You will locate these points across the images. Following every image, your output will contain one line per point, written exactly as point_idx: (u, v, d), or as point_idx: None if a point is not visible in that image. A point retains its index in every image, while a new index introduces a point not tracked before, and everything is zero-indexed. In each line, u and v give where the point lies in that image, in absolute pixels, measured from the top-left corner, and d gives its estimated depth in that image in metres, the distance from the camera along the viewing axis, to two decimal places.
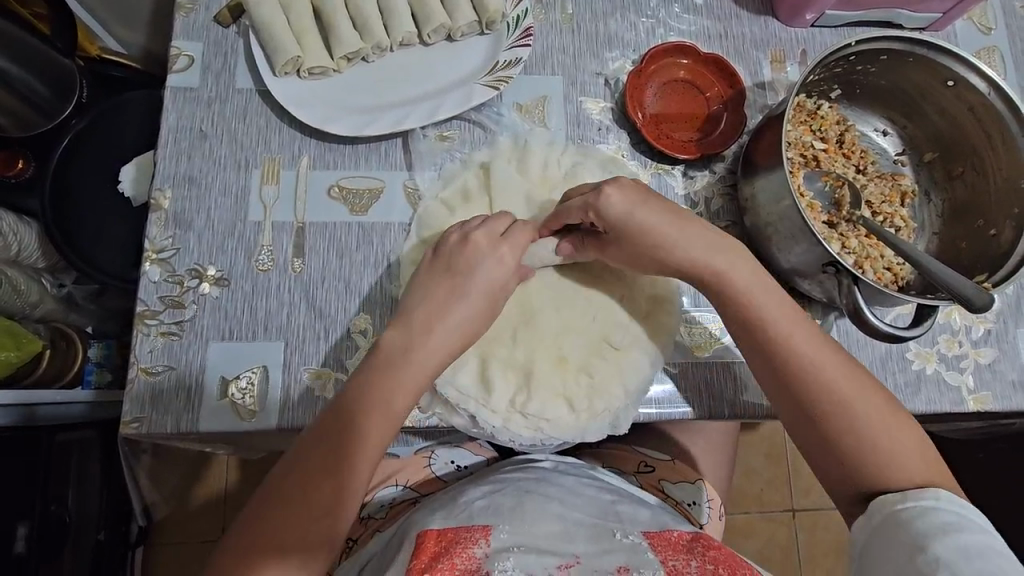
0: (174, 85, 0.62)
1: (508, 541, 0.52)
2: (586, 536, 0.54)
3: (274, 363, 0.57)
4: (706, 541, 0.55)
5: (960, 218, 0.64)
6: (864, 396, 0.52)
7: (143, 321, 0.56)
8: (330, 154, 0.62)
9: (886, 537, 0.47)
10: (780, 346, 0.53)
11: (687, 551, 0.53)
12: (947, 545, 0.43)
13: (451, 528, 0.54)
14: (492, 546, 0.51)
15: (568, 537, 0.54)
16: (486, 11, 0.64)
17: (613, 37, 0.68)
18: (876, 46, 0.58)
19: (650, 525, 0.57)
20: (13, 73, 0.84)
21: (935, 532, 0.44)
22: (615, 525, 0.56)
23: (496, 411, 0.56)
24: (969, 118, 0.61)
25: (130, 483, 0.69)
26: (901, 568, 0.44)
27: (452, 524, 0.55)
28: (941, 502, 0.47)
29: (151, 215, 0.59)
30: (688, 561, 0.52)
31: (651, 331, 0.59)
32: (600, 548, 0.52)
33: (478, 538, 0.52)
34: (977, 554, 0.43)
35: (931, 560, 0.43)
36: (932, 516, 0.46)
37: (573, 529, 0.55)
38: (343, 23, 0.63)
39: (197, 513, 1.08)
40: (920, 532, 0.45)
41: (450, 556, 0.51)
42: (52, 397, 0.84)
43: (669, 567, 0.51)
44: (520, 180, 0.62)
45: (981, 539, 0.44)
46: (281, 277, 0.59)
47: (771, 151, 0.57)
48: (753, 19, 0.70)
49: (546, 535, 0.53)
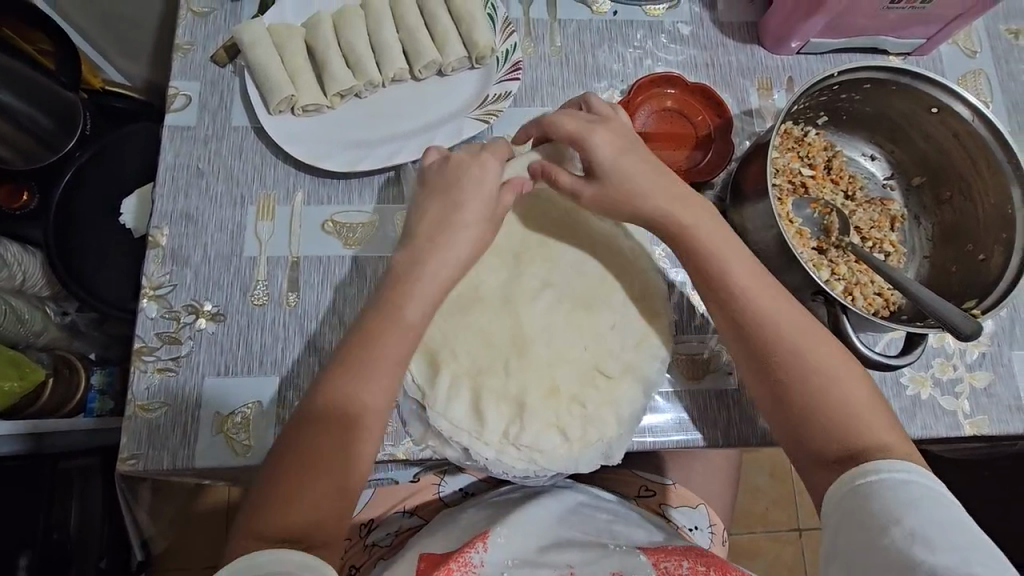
0: (171, 124, 0.64)
1: (504, 553, 0.56)
2: (579, 547, 0.58)
3: (269, 398, 0.57)
4: (702, 552, 0.57)
5: (950, 242, 0.64)
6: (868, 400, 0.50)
7: (140, 357, 0.57)
8: (324, 189, 0.63)
9: (852, 509, 0.45)
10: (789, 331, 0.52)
11: (679, 553, 0.56)
12: (921, 518, 0.42)
13: (445, 550, 0.57)
14: (489, 553, 0.55)
15: (561, 549, 0.57)
16: (476, 46, 0.66)
17: (601, 68, 0.70)
18: (857, 76, 0.59)
19: (645, 543, 0.60)
20: (15, 107, 0.83)
21: (909, 506, 0.43)
22: (609, 538, 0.60)
23: (490, 443, 0.55)
24: (955, 144, 0.61)
25: (132, 516, 0.69)
26: (872, 545, 0.43)
27: (446, 548, 0.58)
28: (913, 476, 0.45)
29: (149, 252, 0.60)
30: (680, 562, 0.55)
31: (651, 337, 0.60)
32: (592, 557, 0.56)
33: (476, 543, 0.56)
34: (951, 528, 0.41)
35: (906, 534, 0.42)
36: (903, 488, 0.44)
37: (567, 541, 0.59)
38: (335, 61, 0.65)
39: (200, 539, 1.08)
40: (893, 506, 0.43)
41: (448, 563, 0.54)
42: (56, 424, 0.85)
43: (660, 569, 0.54)
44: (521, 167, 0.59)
45: (952, 512, 0.42)
46: (276, 312, 0.59)
47: (758, 180, 0.57)
48: (740, 48, 0.72)
49: (540, 549, 0.57)
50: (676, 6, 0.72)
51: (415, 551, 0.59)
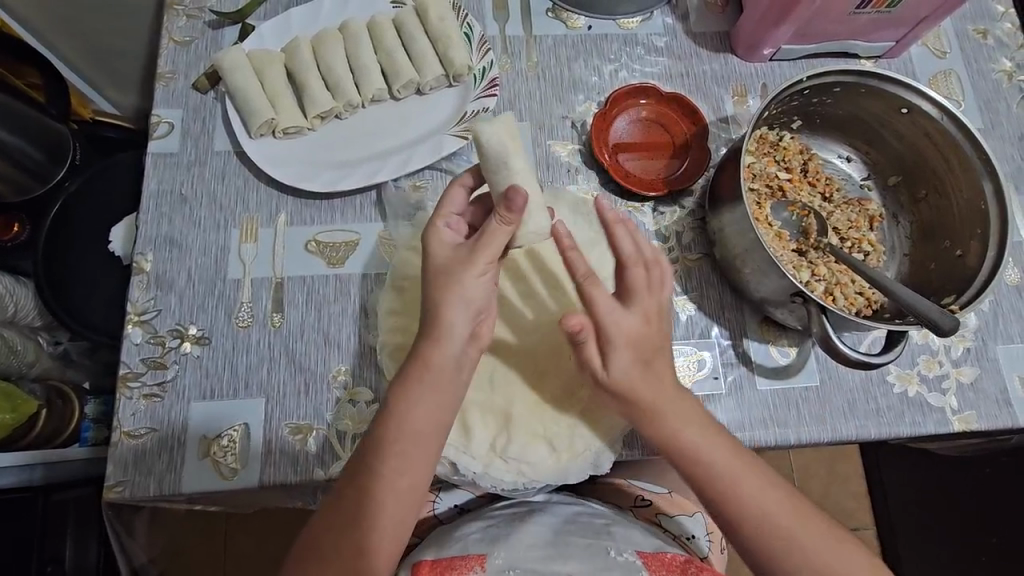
0: (155, 152, 0.64)
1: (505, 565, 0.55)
2: (581, 557, 0.57)
3: (255, 419, 0.57)
4: (698, 562, 0.58)
5: (928, 239, 0.65)
6: (808, 534, 0.51)
7: (126, 384, 0.57)
8: (307, 210, 0.64)
9: None
10: (711, 463, 0.51)
11: (680, 570, 0.57)
12: None
13: (444, 557, 0.57)
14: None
15: (562, 562, 0.56)
16: (452, 66, 0.67)
17: (578, 81, 0.71)
18: (828, 81, 0.60)
19: (643, 544, 0.60)
20: (11, 143, 0.86)
21: None
22: (611, 541, 0.59)
23: (477, 457, 0.55)
24: (927, 143, 0.62)
25: (125, 557, 0.68)
26: None
27: (445, 556, 0.57)
28: None
29: (133, 278, 0.61)
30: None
31: None
32: (594, 570, 0.55)
33: (473, 564, 0.55)
34: None
35: None
36: None
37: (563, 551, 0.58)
38: (315, 84, 0.66)
39: (196, 566, 1.06)
40: None
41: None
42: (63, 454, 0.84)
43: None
44: (496, 167, 0.54)
45: None
46: (261, 332, 0.60)
47: (732, 185, 0.57)
48: (713, 57, 0.73)
49: (535, 561, 0.56)
50: (650, 19, 0.74)
51: (409, 561, 0.58)
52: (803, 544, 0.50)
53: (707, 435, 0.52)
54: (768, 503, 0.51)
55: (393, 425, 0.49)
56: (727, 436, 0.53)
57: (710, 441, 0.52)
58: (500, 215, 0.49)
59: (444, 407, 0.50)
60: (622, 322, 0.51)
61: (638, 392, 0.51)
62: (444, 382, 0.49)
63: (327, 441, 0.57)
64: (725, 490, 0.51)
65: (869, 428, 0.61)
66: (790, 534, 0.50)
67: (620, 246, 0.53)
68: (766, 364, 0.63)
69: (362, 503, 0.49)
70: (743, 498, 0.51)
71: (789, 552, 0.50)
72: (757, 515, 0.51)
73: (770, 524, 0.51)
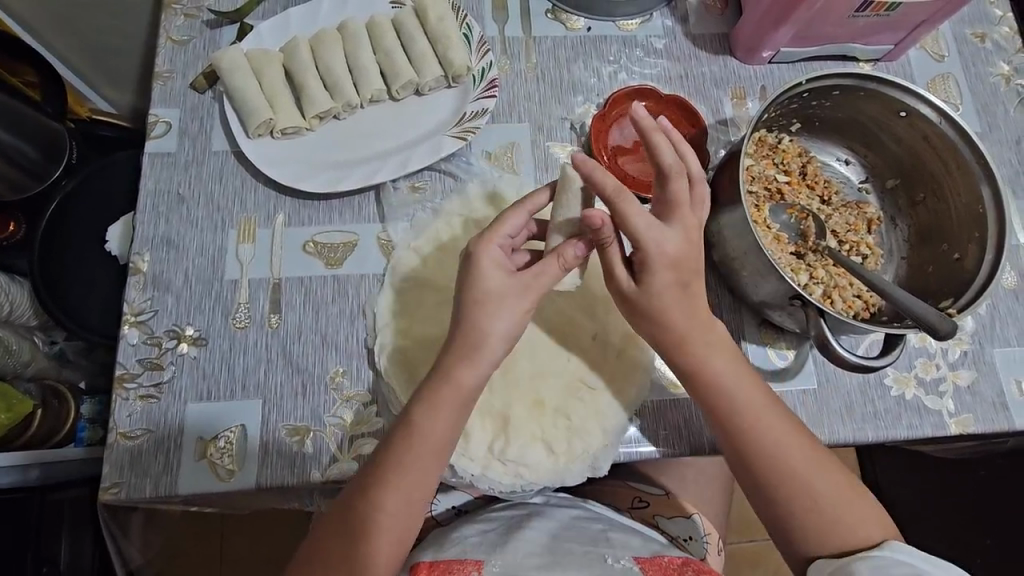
0: (152, 152, 0.64)
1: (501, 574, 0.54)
2: (578, 565, 0.56)
3: (252, 421, 0.57)
4: (696, 565, 0.58)
5: (926, 242, 0.65)
6: (818, 474, 0.52)
7: (122, 384, 0.57)
8: (305, 211, 0.64)
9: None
10: (734, 396, 0.53)
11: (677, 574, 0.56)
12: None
13: (441, 561, 0.55)
14: None
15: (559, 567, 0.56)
16: (452, 66, 0.67)
17: (577, 83, 0.71)
18: (826, 83, 0.60)
19: (641, 551, 0.59)
20: (6, 141, 0.84)
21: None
22: (606, 549, 0.59)
23: (476, 460, 0.55)
24: (926, 147, 0.62)
25: (121, 560, 0.67)
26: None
27: (443, 558, 0.56)
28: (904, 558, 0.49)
29: (130, 279, 0.60)
30: None
31: (633, 349, 0.59)
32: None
33: (470, 569, 0.54)
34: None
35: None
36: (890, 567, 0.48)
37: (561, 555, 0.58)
38: (313, 84, 0.65)
39: (192, 567, 1.05)
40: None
41: None
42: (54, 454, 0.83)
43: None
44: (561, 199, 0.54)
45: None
46: (258, 334, 0.59)
47: (731, 188, 0.57)
48: (712, 59, 0.73)
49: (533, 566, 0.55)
50: (649, 21, 0.74)
51: (406, 565, 0.58)
52: (810, 484, 0.52)
53: (734, 368, 0.54)
54: (784, 439, 0.53)
55: (408, 432, 0.49)
56: (751, 372, 0.55)
57: (738, 374, 0.54)
58: (561, 256, 0.50)
59: (459, 421, 0.50)
60: (662, 241, 0.49)
61: (670, 310, 0.52)
62: (459, 397, 0.49)
63: (326, 444, 0.56)
64: (745, 421, 0.53)
65: (867, 431, 0.61)
66: (797, 476, 0.52)
67: (660, 155, 0.48)
68: (764, 367, 0.63)
69: (367, 509, 0.49)
70: (756, 436, 0.53)
71: (795, 491, 0.52)
72: (773, 451, 0.53)
73: (779, 461, 0.52)
